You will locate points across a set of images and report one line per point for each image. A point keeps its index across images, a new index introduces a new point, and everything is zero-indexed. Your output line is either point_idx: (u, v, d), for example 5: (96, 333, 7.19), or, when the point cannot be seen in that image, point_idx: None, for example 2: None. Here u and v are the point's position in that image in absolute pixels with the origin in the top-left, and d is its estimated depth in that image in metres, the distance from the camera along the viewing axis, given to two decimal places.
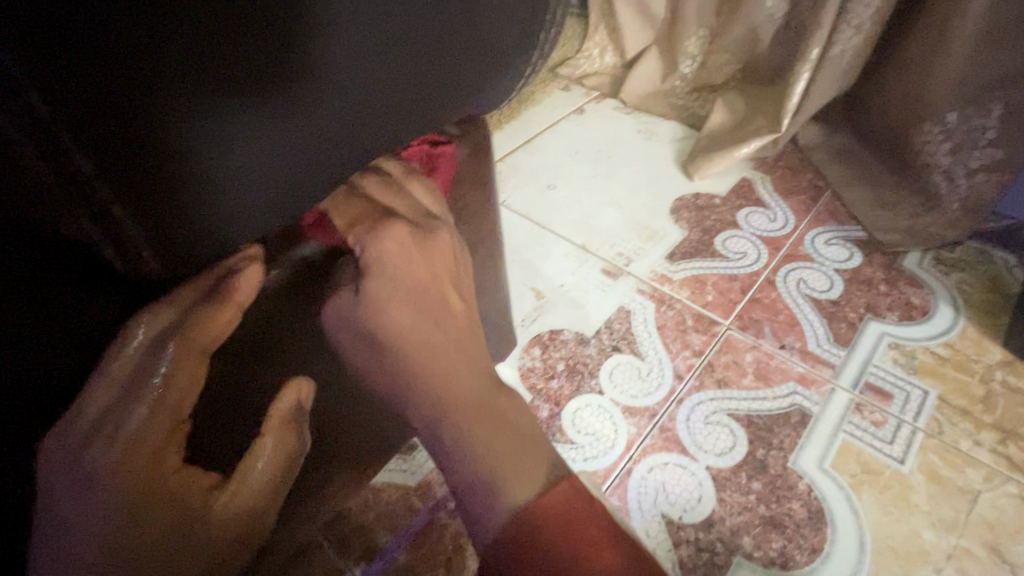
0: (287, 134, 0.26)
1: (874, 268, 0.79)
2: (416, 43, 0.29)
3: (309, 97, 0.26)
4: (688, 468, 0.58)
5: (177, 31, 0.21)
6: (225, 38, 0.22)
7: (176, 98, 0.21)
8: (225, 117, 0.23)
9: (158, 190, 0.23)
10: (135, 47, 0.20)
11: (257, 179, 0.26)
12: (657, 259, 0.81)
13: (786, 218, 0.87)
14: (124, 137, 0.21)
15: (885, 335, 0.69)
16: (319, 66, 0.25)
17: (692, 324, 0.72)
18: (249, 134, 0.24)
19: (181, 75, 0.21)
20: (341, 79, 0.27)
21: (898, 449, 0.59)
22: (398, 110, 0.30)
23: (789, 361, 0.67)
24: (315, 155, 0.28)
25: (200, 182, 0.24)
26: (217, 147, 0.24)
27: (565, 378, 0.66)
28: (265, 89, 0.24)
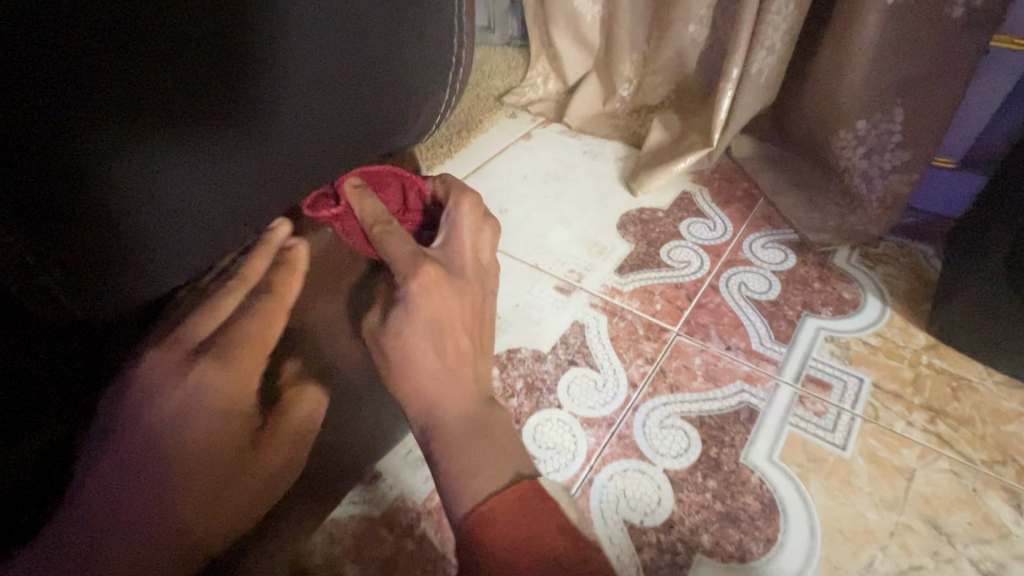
0: (204, 172, 0.30)
1: (808, 267, 0.84)
2: (329, 92, 0.34)
3: (236, 146, 0.31)
4: (646, 473, 0.60)
5: (121, 98, 0.25)
6: (174, 89, 0.27)
7: (123, 153, 0.26)
8: (160, 165, 0.27)
9: (108, 231, 0.27)
10: (85, 113, 0.24)
11: (191, 218, 0.30)
12: (607, 273, 0.84)
13: (725, 226, 0.92)
14: (80, 175, 0.25)
15: (821, 329, 0.74)
16: (244, 118, 0.30)
17: (643, 333, 0.75)
18: (171, 177, 0.28)
19: (123, 132, 0.25)
20: (266, 128, 0.32)
21: (839, 436, 0.62)
22: (321, 151, 0.36)
23: (736, 361, 0.71)
24: (245, 194, 0.32)
25: (123, 220, 0.27)
26: (167, 182, 0.28)
27: (524, 395, 0.68)
28: (196, 140, 0.28)
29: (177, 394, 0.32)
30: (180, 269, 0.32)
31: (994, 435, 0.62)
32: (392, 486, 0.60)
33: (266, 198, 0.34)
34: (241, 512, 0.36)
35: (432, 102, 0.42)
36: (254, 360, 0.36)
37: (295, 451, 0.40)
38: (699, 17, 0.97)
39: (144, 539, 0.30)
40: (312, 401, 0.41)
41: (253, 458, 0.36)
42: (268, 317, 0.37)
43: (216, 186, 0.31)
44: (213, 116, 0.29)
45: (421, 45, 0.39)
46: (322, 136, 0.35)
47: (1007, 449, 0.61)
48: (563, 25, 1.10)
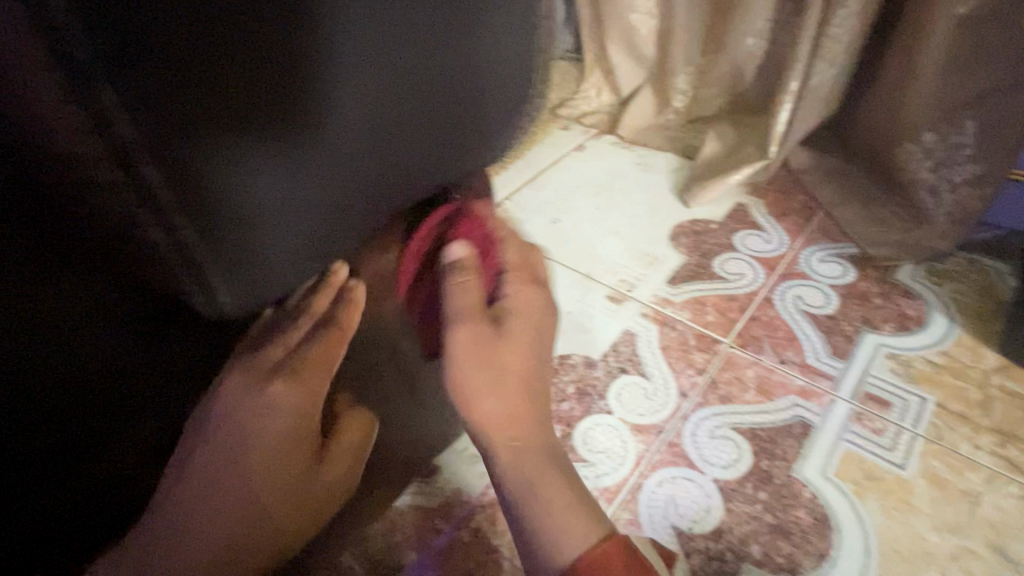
0: (316, 171, 0.28)
1: (869, 281, 0.82)
2: (448, 97, 0.32)
3: (349, 147, 0.29)
4: (695, 481, 0.61)
5: (249, 85, 0.24)
6: (299, 78, 0.25)
7: (236, 142, 0.24)
8: (272, 160, 0.26)
9: (213, 220, 0.26)
10: (203, 98, 0.23)
11: (293, 221, 0.28)
12: (658, 283, 0.85)
13: (780, 238, 0.91)
14: (194, 157, 0.24)
15: (881, 346, 0.72)
16: (364, 117, 0.28)
17: (695, 343, 0.76)
18: (299, 164, 0.27)
19: (243, 118, 0.24)
20: (383, 132, 0.30)
21: (899, 455, 0.61)
22: (428, 159, 0.33)
23: (790, 375, 0.70)
24: (349, 199, 0.31)
25: (231, 210, 0.26)
26: (277, 179, 0.27)
27: (576, 400, 0.70)
28: (314, 135, 0.27)
29: (252, 407, 0.35)
30: (271, 287, 0.31)
31: None
32: (449, 480, 0.64)
33: (358, 208, 0.32)
34: (291, 516, 0.40)
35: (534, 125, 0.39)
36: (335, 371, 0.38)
37: (354, 463, 0.44)
38: (757, 31, 0.98)
39: (224, 503, 0.35)
40: (363, 425, 0.43)
41: (303, 479, 0.40)
42: (332, 345, 0.37)
43: (314, 184, 0.28)
44: (333, 113, 0.27)
45: (546, 56, 0.36)
46: (421, 138, 0.32)
47: None
48: (618, 39, 1.12)
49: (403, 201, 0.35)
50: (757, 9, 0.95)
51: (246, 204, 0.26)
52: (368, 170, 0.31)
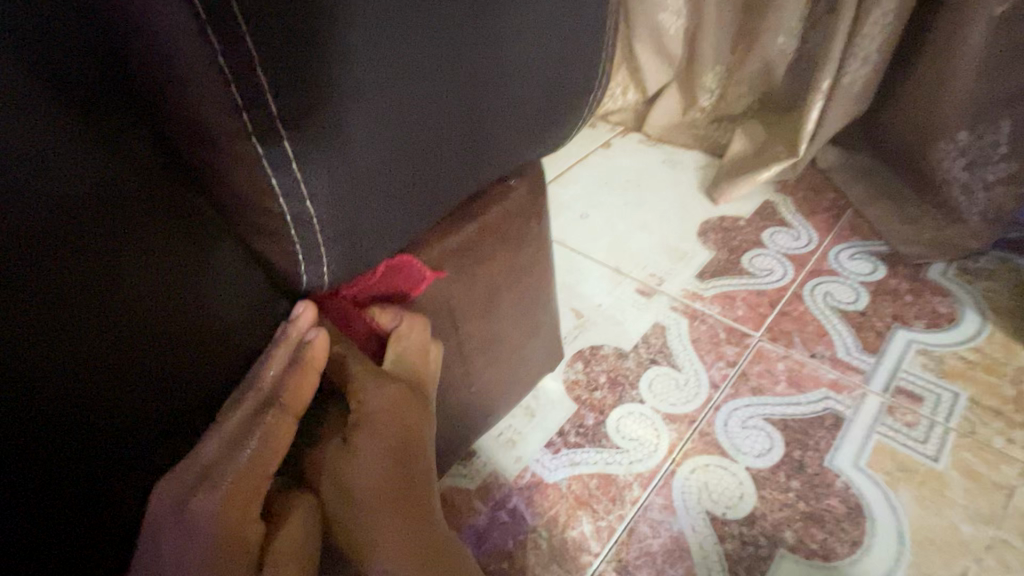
0: (415, 135, 0.32)
1: (900, 279, 0.82)
2: (518, 68, 0.35)
3: (442, 114, 0.32)
4: (728, 469, 0.63)
5: (371, 57, 0.28)
6: (407, 50, 0.29)
7: (359, 109, 0.28)
8: (383, 125, 0.30)
9: (337, 180, 0.29)
10: (337, 69, 0.26)
11: (396, 181, 0.32)
12: (688, 278, 0.87)
13: (809, 236, 0.92)
14: (327, 123, 0.27)
15: (913, 341, 0.73)
16: (453, 86, 0.32)
17: (725, 337, 0.77)
18: (403, 128, 0.31)
19: (365, 88, 0.28)
20: (469, 99, 0.34)
21: (932, 447, 0.62)
22: (503, 127, 0.37)
23: (821, 368, 0.71)
24: (440, 163, 0.34)
25: (351, 170, 0.30)
26: (387, 142, 0.30)
27: (608, 389, 0.72)
28: (415, 103, 0.31)
29: (182, 519, 0.31)
30: (366, 248, 0.34)
31: None
32: (486, 463, 0.66)
33: (440, 170, 0.35)
34: None
35: (588, 98, 0.42)
36: (278, 449, 0.34)
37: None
38: (788, 30, 0.98)
39: None
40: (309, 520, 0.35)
41: None
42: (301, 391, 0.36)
43: (406, 146, 0.32)
44: (430, 82, 0.31)
45: (596, 31, 0.40)
46: (493, 104, 0.35)
47: None
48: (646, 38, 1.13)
49: (481, 170, 0.38)
50: (789, 9, 0.96)
51: (353, 163, 0.29)
52: (449, 134, 0.34)
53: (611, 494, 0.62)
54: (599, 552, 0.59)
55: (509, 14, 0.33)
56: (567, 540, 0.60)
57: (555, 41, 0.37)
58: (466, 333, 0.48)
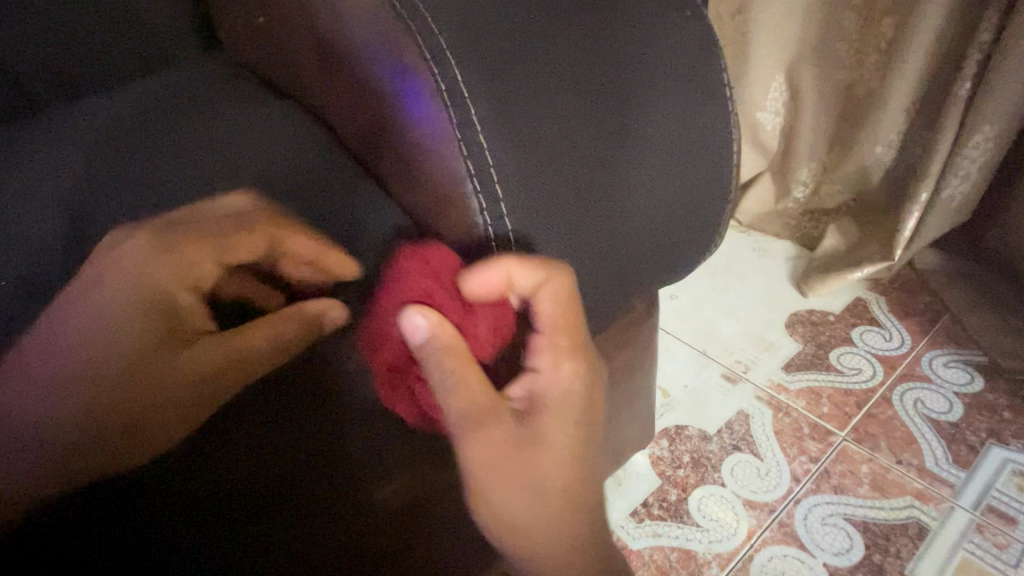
0: (599, 258, 0.42)
1: (998, 393, 0.83)
2: (675, 203, 0.45)
3: (619, 244, 0.43)
4: (806, 562, 0.68)
5: (569, 207, 0.40)
6: (595, 202, 0.41)
7: (561, 245, 0.40)
8: (577, 253, 0.41)
9: (542, 294, 0.41)
10: (548, 220, 0.39)
11: (582, 292, 0.43)
12: (774, 369, 0.92)
13: (902, 338, 0.94)
14: (539, 255, 0.40)
15: (1008, 462, 0.75)
16: (627, 222, 0.43)
17: (808, 432, 0.82)
18: (590, 254, 0.42)
19: (565, 229, 0.40)
20: (639, 229, 0.44)
21: (1023, 573, 0.65)
22: (664, 248, 0.46)
23: (907, 476, 0.74)
24: (615, 278, 0.44)
25: (551, 286, 0.41)
26: (578, 266, 0.41)
27: (691, 468, 0.79)
28: (601, 237, 0.42)
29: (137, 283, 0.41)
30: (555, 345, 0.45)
31: None
32: None
33: (616, 251, 0.43)
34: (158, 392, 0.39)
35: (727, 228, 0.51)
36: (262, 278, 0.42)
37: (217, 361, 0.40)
38: (886, 141, 1.03)
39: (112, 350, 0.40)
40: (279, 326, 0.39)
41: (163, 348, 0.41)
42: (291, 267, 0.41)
43: (589, 268, 0.42)
44: (611, 220, 0.42)
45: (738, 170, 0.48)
46: (649, 235, 0.44)
47: None
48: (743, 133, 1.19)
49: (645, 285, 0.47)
50: (888, 122, 1.01)
51: None
52: (617, 216, 0.42)
53: (690, 568, 0.69)
54: None
55: (665, 168, 0.43)
56: None
57: (694, 144, 0.44)
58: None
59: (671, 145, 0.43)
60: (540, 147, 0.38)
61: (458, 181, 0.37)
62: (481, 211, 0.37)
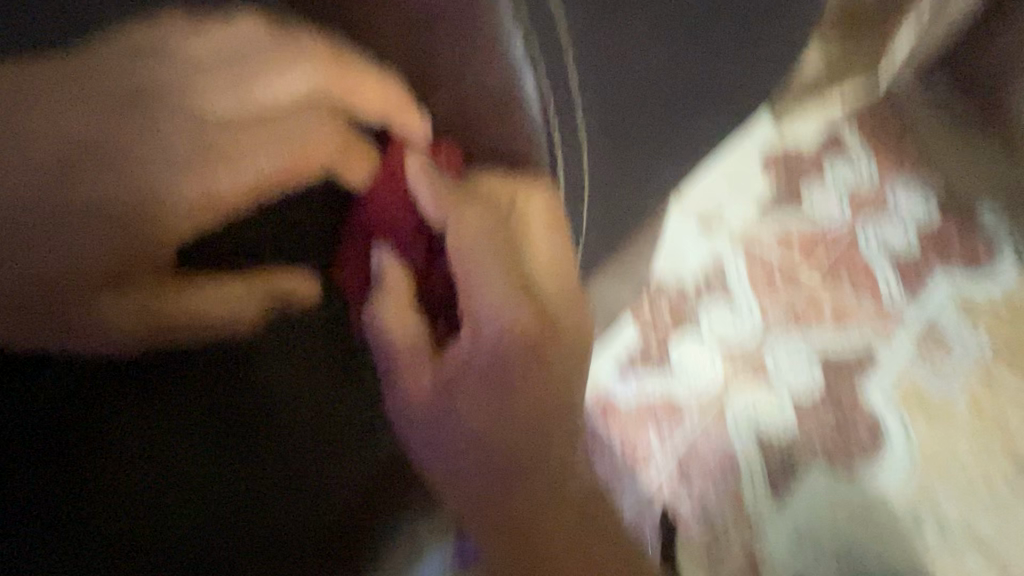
0: (666, 149, 0.41)
1: (952, 220, 0.85)
2: (737, 73, 0.42)
3: (683, 130, 0.41)
4: (774, 399, 0.74)
5: (637, 106, 0.37)
6: (662, 91, 0.38)
7: (631, 146, 0.39)
8: (645, 150, 0.40)
9: (612, 199, 0.41)
10: (619, 121, 0.37)
11: (648, 187, 0.43)
12: (749, 210, 0.86)
13: (871, 167, 0.90)
14: (609, 162, 0.38)
15: (952, 287, 0.80)
16: (690, 108, 0.41)
17: (778, 276, 0.82)
18: (657, 148, 0.40)
19: (636, 128, 0.38)
20: (702, 111, 0.42)
21: (952, 386, 0.74)
22: (722, 125, 0.45)
23: (864, 311, 0.79)
24: (677, 165, 0.44)
25: (620, 190, 0.41)
26: (646, 162, 0.41)
27: (668, 323, 0.79)
28: (666, 127, 0.40)
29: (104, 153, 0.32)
30: (617, 240, 0.46)
31: None
32: None
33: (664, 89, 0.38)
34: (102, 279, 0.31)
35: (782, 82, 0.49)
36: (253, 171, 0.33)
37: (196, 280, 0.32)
38: None
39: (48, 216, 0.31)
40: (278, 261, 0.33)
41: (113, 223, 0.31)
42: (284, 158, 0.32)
43: (656, 162, 0.41)
44: (676, 107, 0.39)
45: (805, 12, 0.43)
46: (711, 114, 0.42)
47: None
48: None
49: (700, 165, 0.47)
50: None
51: (622, 193, 0.41)
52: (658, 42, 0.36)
53: (673, 416, 0.74)
54: (663, 462, 0.72)
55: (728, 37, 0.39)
56: (634, 449, 0.73)
57: None
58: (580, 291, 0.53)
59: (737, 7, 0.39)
60: (610, 42, 0.34)
61: (515, 78, 0.31)
62: (550, 117, 0.33)
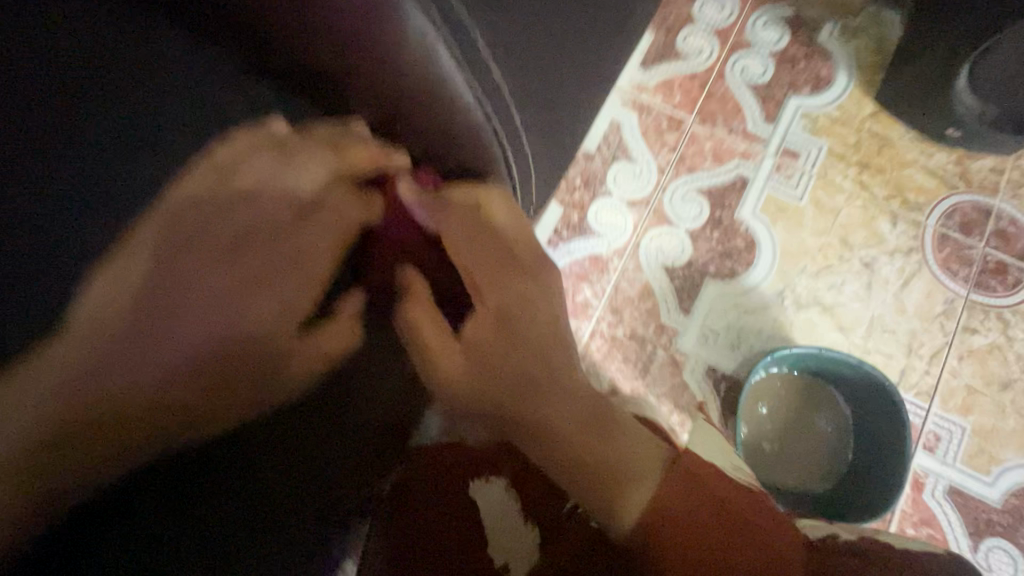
0: (546, 98, 0.50)
1: (797, 45, 0.99)
2: (583, 26, 0.51)
3: (553, 78, 0.50)
4: (673, 233, 0.91)
5: (507, 71, 0.45)
6: (521, 56, 0.46)
7: (514, 104, 0.47)
8: (526, 105, 0.48)
9: (517, 150, 0.48)
10: (500, 87, 0.44)
11: (540, 131, 0.51)
12: (634, 68, 0.97)
13: (732, 5, 1.01)
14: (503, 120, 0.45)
15: (799, 107, 0.96)
16: (551, 61, 0.49)
17: (666, 125, 0.95)
18: (535, 100, 0.49)
19: (513, 90, 0.46)
20: (563, 59, 0.50)
21: (800, 190, 0.92)
22: (587, 66, 0.53)
23: (734, 142, 0.94)
24: (560, 109, 0.53)
25: (519, 140, 0.48)
26: (530, 114, 0.49)
27: (584, 189, 0.92)
28: (538, 80, 0.48)
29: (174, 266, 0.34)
30: (533, 178, 0.55)
31: (898, 178, 0.92)
32: None
33: (537, 52, 0.48)
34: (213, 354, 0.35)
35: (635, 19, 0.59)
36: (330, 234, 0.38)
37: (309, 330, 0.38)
38: None
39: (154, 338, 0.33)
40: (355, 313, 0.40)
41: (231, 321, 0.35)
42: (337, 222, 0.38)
43: (539, 110, 0.50)
44: (538, 62, 0.48)
45: None
46: (574, 61, 0.52)
47: (900, 188, 0.92)
48: None
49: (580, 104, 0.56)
50: None
51: (524, 146, 0.49)
52: (520, 14, 0.46)
53: (599, 267, 0.90)
54: (597, 306, 0.89)
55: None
56: (573, 302, 0.88)
57: None
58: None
59: None
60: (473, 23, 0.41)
61: (425, 57, 0.36)
62: (455, 84, 0.39)
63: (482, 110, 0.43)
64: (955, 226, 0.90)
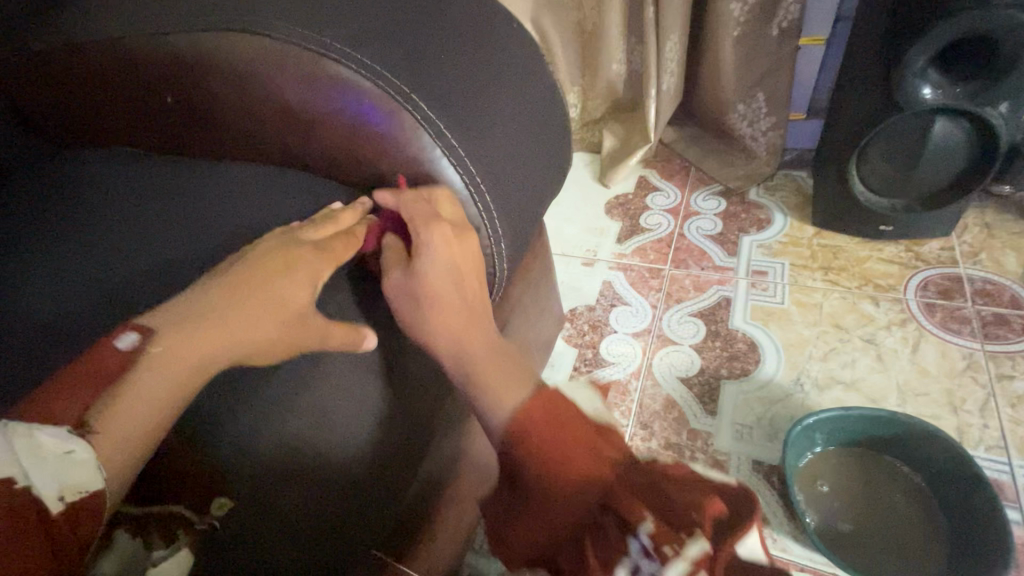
0: (529, 180, 0.59)
1: (735, 205, 1.27)
2: (546, 127, 0.63)
3: (532, 166, 0.60)
4: (679, 350, 1.01)
5: (494, 162, 0.54)
6: (504, 148, 0.56)
7: (503, 186, 0.56)
8: (513, 186, 0.57)
9: (508, 219, 0.57)
10: (489, 172, 0.54)
11: (528, 207, 0.60)
12: (613, 244, 1.24)
13: (675, 193, 1.34)
14: (493, 195, 0.54)
15: (753, 242, 1.17)
16: (529, 154, 0.59)
17: (649, 275, 1.16)
18: (520, 182, 0.58)
19: (501, 175, 0.55)
20: (537, 152, 0.61)
21: (778, 296, 1.05)
22: (556, 158, 0.65)
23: (709, 274, 1.13)
24: (541, 191, 0.63)
25: (510, 214, 0.57)
26: (518, 194, 0.58)
27: (592, 331, 1.07)
28: (520, 167, 0.58)
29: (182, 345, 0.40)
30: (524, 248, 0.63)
31: (861, 271, 1.05)
32: None
33: (523, 163, 0.58)
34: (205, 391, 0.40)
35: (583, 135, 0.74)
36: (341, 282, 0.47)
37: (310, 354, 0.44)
38: (617, 58, 1.37)
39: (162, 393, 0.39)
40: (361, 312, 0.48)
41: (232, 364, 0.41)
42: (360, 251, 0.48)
43: (525, 189, 0.59)
44: (518, 155, 0.58)
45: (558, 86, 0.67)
46: (545, 153, 0.62)
47: (867, 278, 1.04)
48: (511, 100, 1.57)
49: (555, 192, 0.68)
50: (612, 46, 1.35)
51: (513, 215, 0.57)
52: (496, 116, 0.55)
53: (620, 389, 0.97)
54: (628, 423, 0.92)
55: (527, 107, 0.59)
56: (605, 423, 0.93)
57: (523, 67, 0.60)
58: (511, 321, 0.76)
59: (521, 87, 0.59)
60: (457, 124, 0.51)
61: (419, 144, 0.49)
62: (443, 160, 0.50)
63: (471, 182, 0.52)
64: (936, 295, 0.99)
